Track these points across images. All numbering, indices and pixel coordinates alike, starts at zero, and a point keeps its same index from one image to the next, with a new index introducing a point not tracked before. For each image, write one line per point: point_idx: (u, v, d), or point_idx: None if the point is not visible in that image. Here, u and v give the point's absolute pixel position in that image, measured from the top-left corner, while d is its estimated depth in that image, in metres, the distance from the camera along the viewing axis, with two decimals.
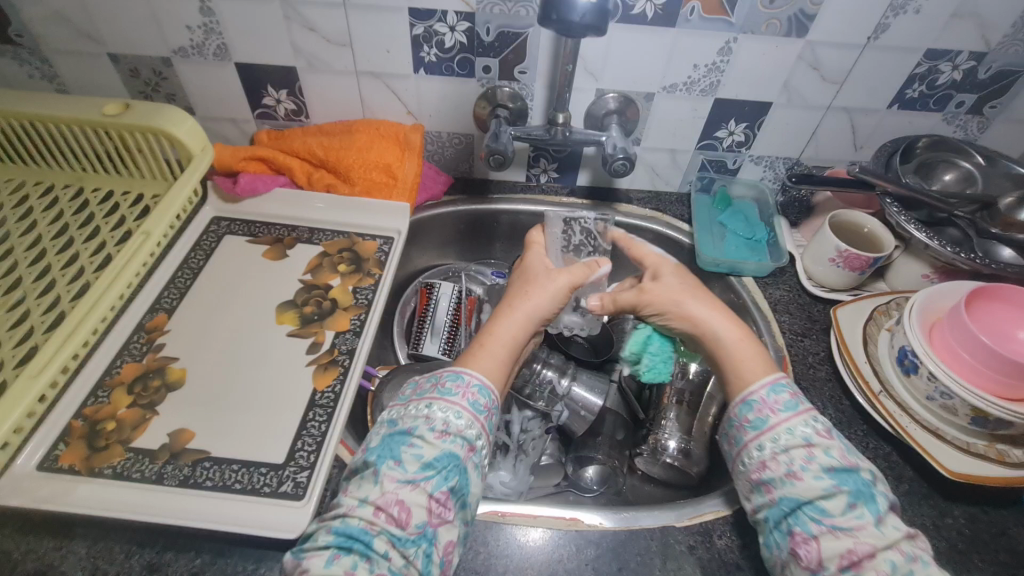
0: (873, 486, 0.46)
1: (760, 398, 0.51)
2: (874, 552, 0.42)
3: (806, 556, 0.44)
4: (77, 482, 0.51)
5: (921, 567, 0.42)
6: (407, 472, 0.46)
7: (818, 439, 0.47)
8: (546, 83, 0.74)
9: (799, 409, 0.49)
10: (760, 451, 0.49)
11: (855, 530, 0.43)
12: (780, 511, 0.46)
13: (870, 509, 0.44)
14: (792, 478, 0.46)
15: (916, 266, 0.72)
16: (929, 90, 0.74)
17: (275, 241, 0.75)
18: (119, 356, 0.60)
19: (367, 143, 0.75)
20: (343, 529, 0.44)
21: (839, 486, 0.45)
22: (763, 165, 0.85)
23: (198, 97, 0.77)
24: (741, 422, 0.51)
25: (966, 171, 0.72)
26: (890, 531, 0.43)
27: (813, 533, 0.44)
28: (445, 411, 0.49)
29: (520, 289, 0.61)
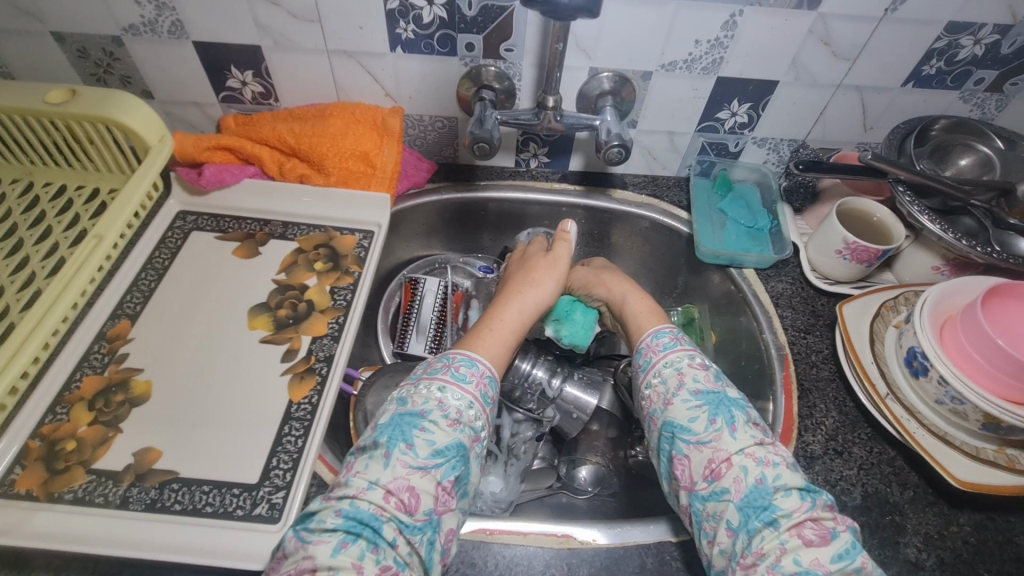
0: (735, 404, 0.50)
1: (646, 344, 0.58)
2: (730, 457, 0.47)
3: (682, 475, 0.49)
4: (36, 509, 0.48)
5: (772, 469, 0.46)
6: (419, 457, 0.45)
7: (688, 368, 0.53)
8: (535, 62, 0.68)
9: (677, 347, 0.56)
10: (649, 387, 0.54)
11: (714, 441, 0.48)
12: (664, 437, 0.51)
13: (727, 421, 0.49)
14: (666, 405, 0.52)
15: (927, 258, 0.68)
16: (947, 66, 0.69)
17: (246, 237, 0.70)
18: (79, 369, 0.56)
19: (342, 129, 0.69)
20: (353, 513, 0.42)
21: (701, 405, 0.50)
22: (766, 147, 0.80)
23: (155, 80, 0.71)
24: (634, 367, 0.57)
25: (984, 156, 0.68)
26: (743, 437, 0.48)
27: (684, 452, 0.49)
28: (458, 398, 0.49)
29: (527, 275, 0.66)
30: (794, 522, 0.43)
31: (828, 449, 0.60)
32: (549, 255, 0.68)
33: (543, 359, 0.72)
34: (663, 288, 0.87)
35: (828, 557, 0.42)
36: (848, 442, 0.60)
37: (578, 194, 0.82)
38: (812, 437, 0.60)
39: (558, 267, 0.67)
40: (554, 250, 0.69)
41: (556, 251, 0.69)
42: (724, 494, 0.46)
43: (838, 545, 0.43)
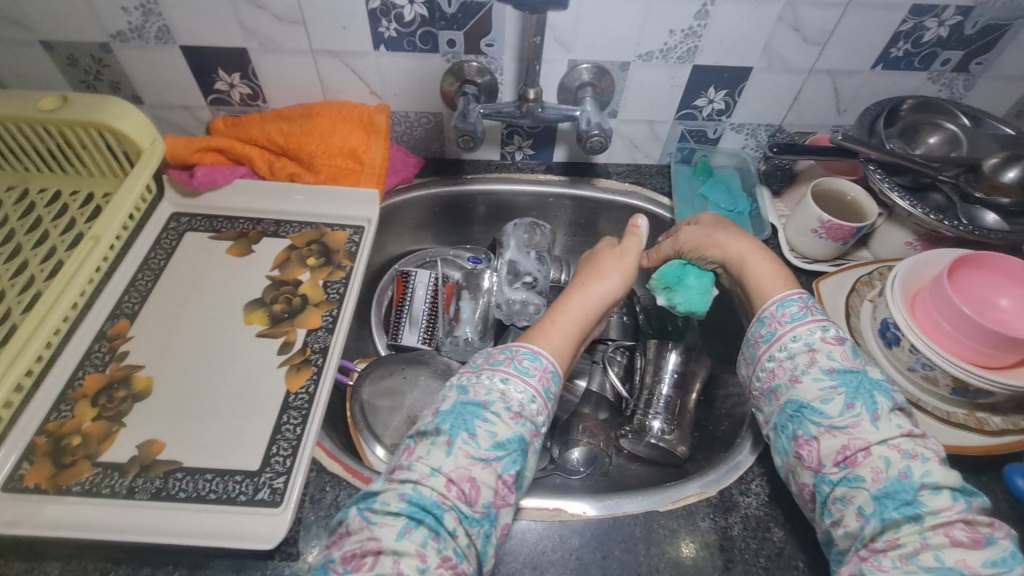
0: (878, 388, 0.48)
1: (770, 314, 0.55)
2: (868, 445, 0.45)
3: (808, 456, 0.48)
4: (45, 501, 0.50)
5: (920, 464, 0.44)
6: (480, 448, 0.46)
7: (821, 344, 0.51)
8: (515, 56, 0.70)
9: (807, 320, 0.53)
10: (770, 361, 0.53)
11: (851, 428, 0.46)
12: (786, 415, 0.50)
13: (867, 408, 0.46)
14: (794, 382, 0.50)
15: (900, 234, 0.70)
16: (914, 48, 0.71)
17: (239, 236, 0.71)
18: (80, 367, 0.58)
19: (330, 127, 0.71)
20: (417, 499, 0.43)
21: (837, 387, 0.48)
22: (744, 133, 0.82)
23: (144, 85, 0.72)
24: (755, 338, 0.55)
25: (951, 133, 0.70)
26: (887, 427, 0.46)
27: (813, 434, 0.48)
28: (521, 391, 0.50)
29: (593, 267, 0.64)
30: (941, 521, 0.41)
31: None
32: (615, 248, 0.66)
33: None
34: None
35: (979, 560, 0.39)
36: None
37: (563, 185, 0.84)
38: None
39: (627, 262, 0.65)
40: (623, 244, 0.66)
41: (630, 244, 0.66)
42: (858, 481, 0.44)
43: (993, 552, 0.40)
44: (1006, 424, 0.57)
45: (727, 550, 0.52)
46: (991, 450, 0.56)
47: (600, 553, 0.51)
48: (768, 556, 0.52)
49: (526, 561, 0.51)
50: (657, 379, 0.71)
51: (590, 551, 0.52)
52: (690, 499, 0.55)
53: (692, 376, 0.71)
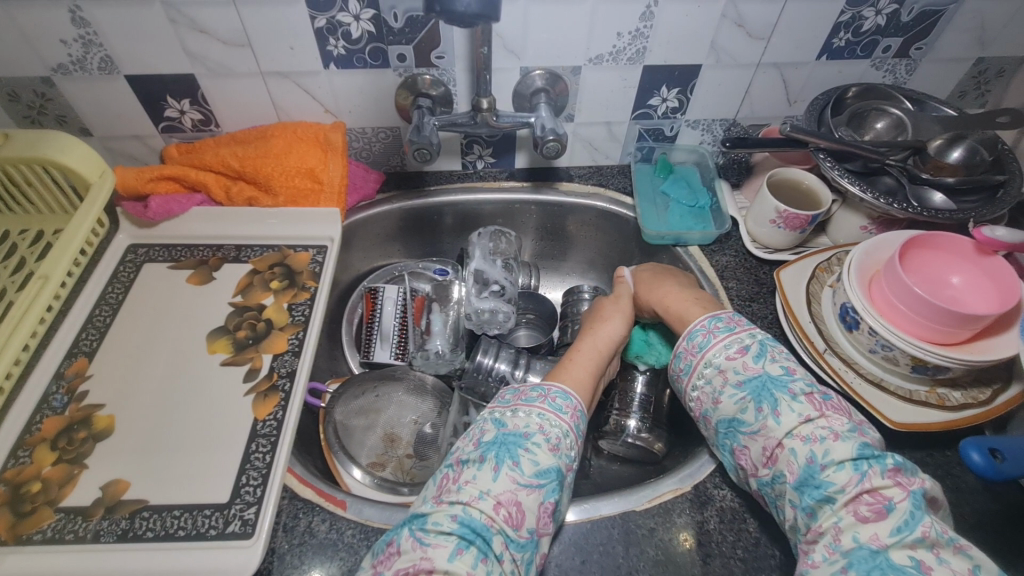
0: (779, 384, 0.50)
1: (683, 347, 0.58)
2: (781, 442, 0.48)
3: (746, 464, 0.51)
4: (5, 553, 0.48)
5: (820, 445, 0.46)
6: (524, 475, 0.46)
7: (727, 363, 0.54)
8: (467, 66, 0.70)
9: (713, 341, 0.56)
10: (695, 389, 0.56)
11: (764, 430, 0.49)
12: (721, 435, 0.53)
13: (769, 407, 0.49)
14: (716, 404, 0.53)
15: (855, 218, 0.72)
16: (855, 37, 0.73)
17: (199, 264, 0.70)
18: (38, 411, 0.56)
19: (285, 148, 0.71)
20: (468, 520, 0.43)
21: (745, 397, 0.51)
22: (700, 129, 0.84)
23: (91, 116, 0.71)
24: (677, 374, 0.58)
25: (897, 118, 0.72)
26: (789, 419, 0.48)
27: (743, 443, 0.51)
28: (557, 427, 0.51)
29: (604, 310, 0.67)
30: (848, 497, 0.43)
31: None
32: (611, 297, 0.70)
33: (505, 353, 0.72)
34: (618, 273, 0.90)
35: (886, 531, 0.41)
36: None
37: (527, 190, 0.84)
38: None
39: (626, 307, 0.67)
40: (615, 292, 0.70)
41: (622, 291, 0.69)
42: (781, 477, 0.47)
43: (895, 519, 0.41)
44: (966, 399, 0.58)
45: (704, 544, 0.52)
46: (954, 425, 0.57)
47: (579, 558, 0.51)
48: (745, 547, 0.52)
49: None
50: (630, 377, 0.71)
51: (569, 557, 0.51)
52: (666, 496, 0.55)
53: (664, 373, 0.72)
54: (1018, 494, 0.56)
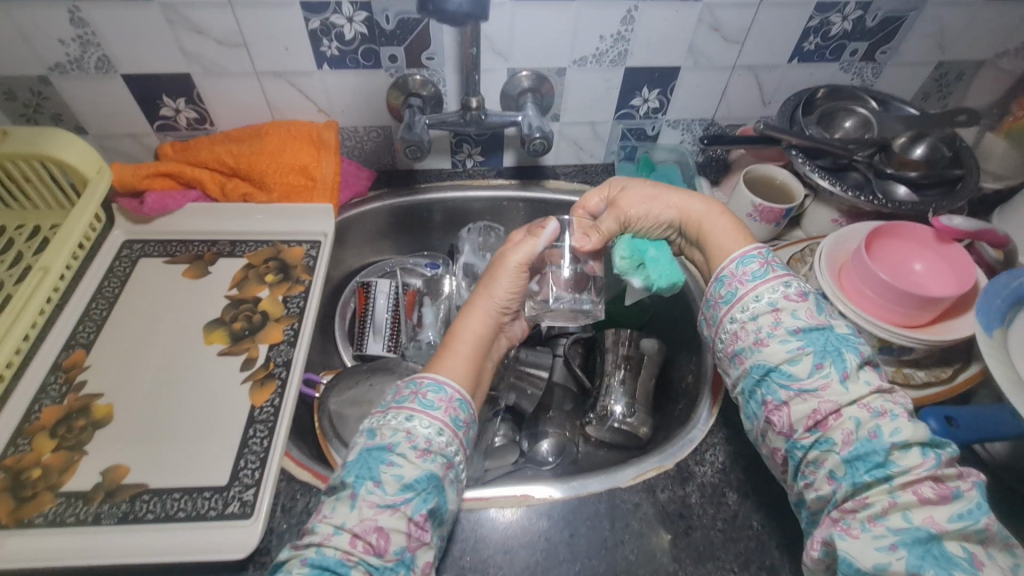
0: (844, 344, 0.49)
1: (730, 273, 0.56)
2: (838, 409, 0.46)
3: (779, 421, 0.49)
4: (7, 536, 0.49)
5: (888, 422, 0.45)
6: (387, 495, 0.45)
7: (784, 303, 0.52)
8: (456, 67, 0.73)
9: (766, 278, 0.54)
10: (732, 322, 0.54)
11: (820, 390, 0.47)
12: (753, 380, 0.51)
13: (836, 367, 0.47)
14: (759, 345, 0.51)
15: (826, 212, 0.76)
16: (824, 41, 0.77)
17: (194, 259, 0.72)
18: (37, 400, 0.58)
19: (279, 146, 0.73)
20: (320, 561, 0.42)
21: (803, 349, 0.49)
22: (680, 128, 0.87)
23: (87, 115, 0.72)
24: (716, 300, 0.56)
25: (863, 117, 0.77)
26: (855, 386, 0.47)
27: (783, 399, 0.49)
28: (427, 426, 0.49)
29: (488, 277, 0.63)
30: (910, 479, 0.43)
31: None
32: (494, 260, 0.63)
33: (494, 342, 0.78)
34: None
35: (945, 516, 0.41)
36: None
37: (514, 188, 0.87)
38: None
39: (519, 273, 0.62)
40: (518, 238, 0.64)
41: (524, 246, 0.62)
42: (829, 444, 0.46)
43: (960, 505, 0.41)
44: (929, 377, 0.62)
45: (686, 517, 0.55)
46: (920, 401, 0.60)
47: (568, 532, 0.54)
48: (724, 519, 0.55)
49: (497, 548, 0.53)
50: (615, 365, 0.74)
51: (558, 531, 0.54)
52: (650, 472, 0.58)
53: (646, 363, 0.75)
54: (980, 468, 0.59)
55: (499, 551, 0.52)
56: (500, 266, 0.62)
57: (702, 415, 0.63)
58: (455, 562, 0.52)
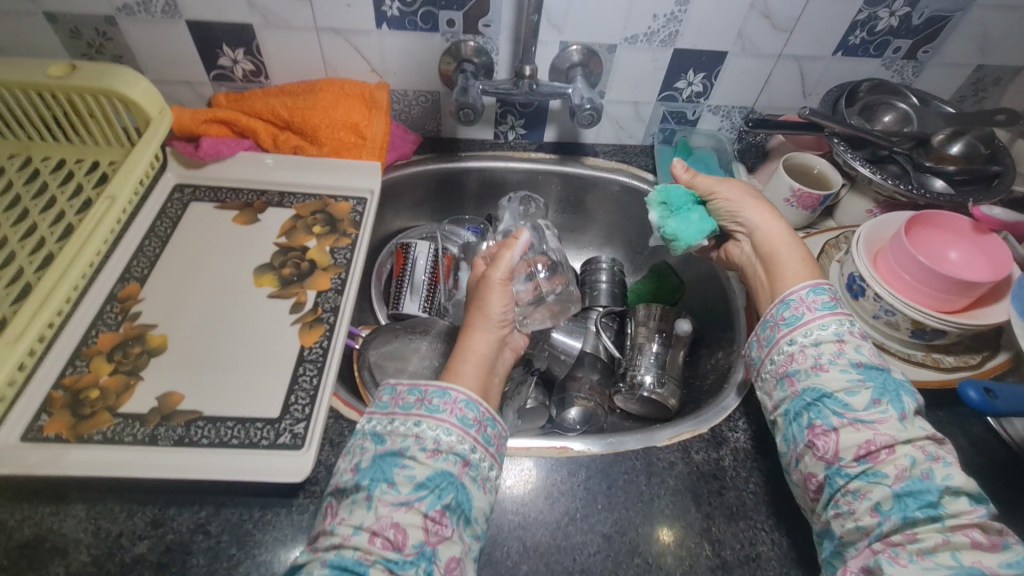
0: (901, 387, 0.49)
1: (798, 297, 0.55)
2: (893, 444, 0.46)
3: (823, 446, 0.48)
4: (67, 448, 0.51)
5: (940, 466, 0.45)
6: (401, 494, 0.45)
7: (849, 337, 0.52)
8: (511, 36, 0.74)
9: (835, 310, 0.54)
10: (791, 344, 0.53)
11: (876, 423, 0.47)
12: (801, 403, 0.51)
13: (894, 405, 0.48)
14: (817, 370, 0.51)
15: (861, 202, 0.78)
16: (870, 36, 0.79)
17: (244, 206, 0.73)
18: (94, 326, 0.59)
19: (333, 102, 0.74)
20: (338, 562, 0.42)
21: (864, 382, 0.49)
22: (720, 114, 0.89)
23: (147, 59, 0.74)
24: (776, 320, 0.55)
25: (903, 112, 0.78)
26: (912, 428, 0.47)
27: (833, 425, 0.48)
28: (434, 429, 0.49)
29: (479, 299, 0.60)
30: (961, 521, 0.42)
31: None
32: (482, 283, 0.60)
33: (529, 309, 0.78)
34: (635, 248, 0.94)
35: (994, 561, 0.40)
36: None
37: (554, 162, 0.89)
38: None
39: (505, 288, 0.60)
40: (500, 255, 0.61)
41: (501, 262, 0.60)
42: (879, 476, 0.45)
43: (1009, 555, 0.40)
44: (958, 362, 0.64)
45: (720, 477, 0.56)
46: (948, 383, 0.63)
47: (605, 484, 0.55)
48: (757, 482, 0.57)
49: (537, 494, 0.54)
50: (647, 338, 0.76)
51: (596, 483, 0.56)
52: (685, 435, 0.60)
53: (677, 338, 0.76)
54: (1003, 452, 0.61)
55: (539, 497, 0.54)
56: (489, 288, 0.59)
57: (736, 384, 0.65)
58: (498, 504, 0.53)
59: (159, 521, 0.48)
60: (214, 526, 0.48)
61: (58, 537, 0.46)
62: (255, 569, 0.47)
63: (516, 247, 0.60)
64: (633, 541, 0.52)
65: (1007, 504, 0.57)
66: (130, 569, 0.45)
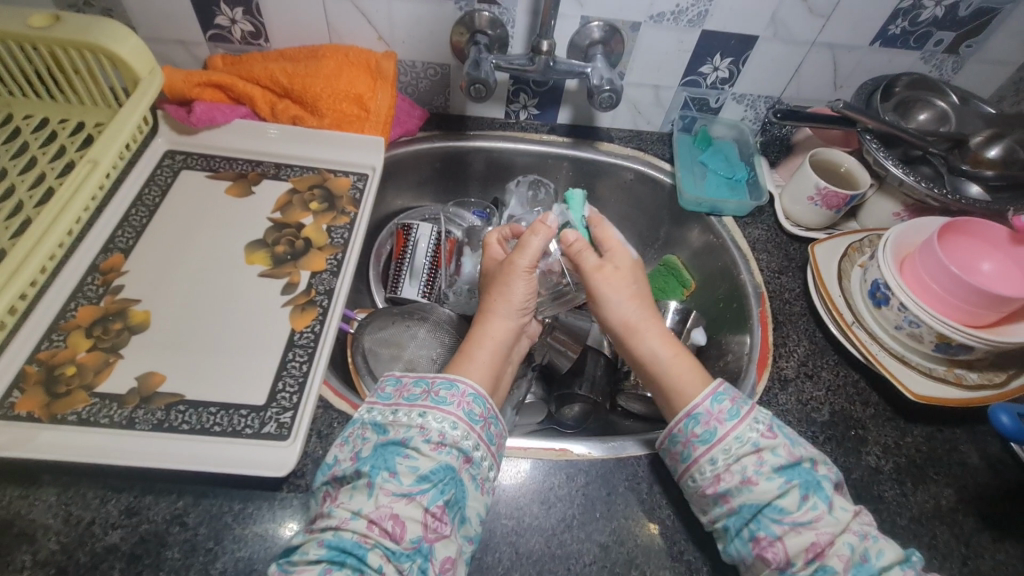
0: (818, 477, 0.46)
1: (705, 410, 0.49)
2: (834, 538, 0.43)
3: (773, 557, 0.43)
4: (40, 429, 0.48)
5: (872, 543, 0.43)
6: (402, 484, 0.43)
7: (765, 442, 0.46)
8: (529, 8, 0.68)
9: (743, 415, 0.48)
10: (713, 464, 0.47)
11: (814, 522, 0.43)
12: (740, 519, 0.45)
13: (822, 498, 0.44)
14: (748, 485, 0.45)
15: (888, 204, 0.74)
16: (911, 26, 0.74)
17: (238, 177, 0.70)
18: (73, 299, 0.56)
19: (336, 71, 0.69)
20: (336, 542, 0.40)
21: (791, 481, 0.45)
22: (745, 104, 0.84)
23: (138, 15, 0.68)
24: (688, 437, 0.49)
25: (941, 111, 0.74)
26: (841, 513, 0.44)
27: (778, 533, 0.43)
28: (440, 420, 0.46)
29: (501, 282, 0.57)
30: None
31: (800, 372, 0.64)
32: (506, 265, 0.57)
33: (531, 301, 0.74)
34: (645, 240, 0.90)
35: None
36: (818, 366, 0.65)
37: (566, 146, 0.84)
38: (786, 363, 0.65)
39: (531, 276, 0.57)
40: (523, 241, 0.57)
41: (528, 248, 0.56)
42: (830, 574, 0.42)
43: None
44: (981, 380, 0.61)
45: None
46: (970, 402, 0.59)
47: (605, 490, 0.53)
48: None
49: (533, 498, 0.52)
50: None
51: (595, 489, 0.53)
52: None
53: (688, 334, 0.74)
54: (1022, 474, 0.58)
55: (535, 502, 0.52)
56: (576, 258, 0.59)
57: (748, 390, 0.63)
58: (491, 506, 0.51)
59: (133, 509, 0.46)
60: (191, 518, 0.46)
61: (26, 522, 0.44)
62: (232, 564, 0.44)
63: (543, 231, 0.57)
64: (631, 552, 0.49)
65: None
66: (101, 560, 0.43)
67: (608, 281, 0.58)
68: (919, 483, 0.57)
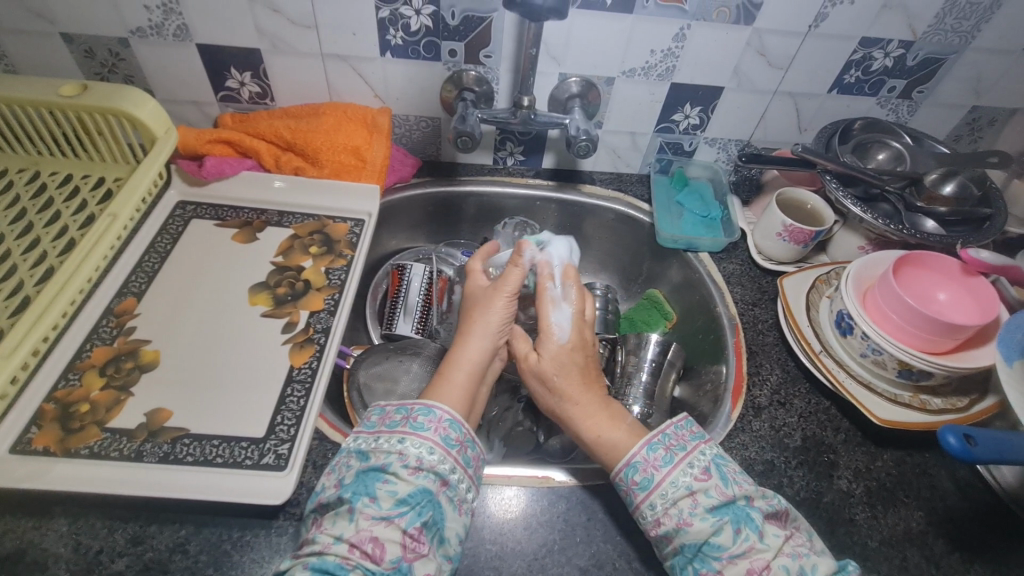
0: (750, 507, 0.49)
1: (642, 458, 0.52)
2: (768, 563, 0.45)
3: None
4: (54, 462, 0.51)
5: (806, 561, 0.46)
6: (381, 508, 0.46)
7: (697, 484, 0.49)
8: (511, 67, 0.75)
9: (676, 460, 0.51)
10: (653, 509, 0.50)
11: (748, 552, 0.46)
12: (685, 558, 0.47)
13: (751, 528, 0.47)
14: (684, 526, 0.48)
15: (853, 239, 0.78)
16: (865, 75, 0.80)
17: (244, 224, 0.75)
18: (89, 340, 0.61)
19: (334, 125, 0.75)
20: (320, 564, 0.43)
21: (723, 519, 0.47)
22: (717, 147, 0.90)
23: (157, 80, 0.75)
24: (629, 485, 0.51)
25: (897, 150, 0.79)
26: (772, 540, 0.47)
27: (718, 569, 0.46)
28: (418, 446, 0.49)
29: (480, 307, 0.62)
30: None
31: (773, 400, 0.67)
32: (495, 288, 0.63)
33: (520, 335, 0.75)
34: (629, 275, 0.95)
35: None
36: (791, 394, 0.68)
37: (551, 189, 0.90)
38: (759, 391, 0.68)
39: (508, 301, 0.62)
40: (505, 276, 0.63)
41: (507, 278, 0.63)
42: None
43: None
44: (945, 405, 0.64)
45: None
46: (933, 425, 0.62)
47: (585, 515, 0.55)
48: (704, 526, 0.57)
49: (517, 523, 0.55)
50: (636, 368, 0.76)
51: (576, 514, 0.56)
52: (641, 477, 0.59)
53: (669, 365, 0.77)
54: (988, 497, 0.60)
55: (519, 527, 0.54)
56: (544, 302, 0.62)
57: (723, 418, 0.65)
58: (477, 533, 0.54)
59: (139, 538, 0.49)
60: (193, 545, 0.49)
61: (39, 551, 0.47)
62: None
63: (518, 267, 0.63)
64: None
65: (993, 553, 0.56)
66: None
67: (557, 326, 0.60)
68: (889, 506, 0.59)
